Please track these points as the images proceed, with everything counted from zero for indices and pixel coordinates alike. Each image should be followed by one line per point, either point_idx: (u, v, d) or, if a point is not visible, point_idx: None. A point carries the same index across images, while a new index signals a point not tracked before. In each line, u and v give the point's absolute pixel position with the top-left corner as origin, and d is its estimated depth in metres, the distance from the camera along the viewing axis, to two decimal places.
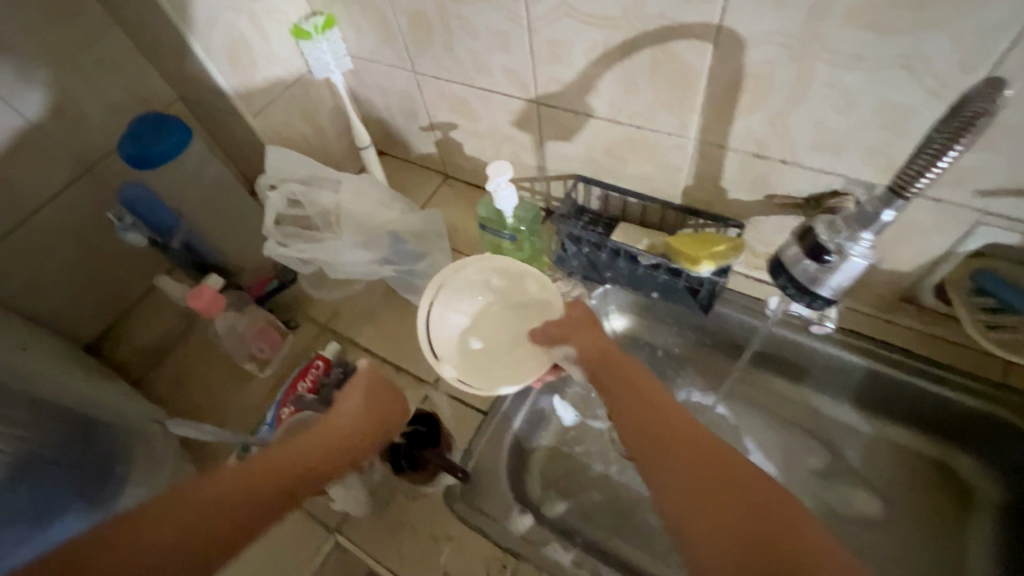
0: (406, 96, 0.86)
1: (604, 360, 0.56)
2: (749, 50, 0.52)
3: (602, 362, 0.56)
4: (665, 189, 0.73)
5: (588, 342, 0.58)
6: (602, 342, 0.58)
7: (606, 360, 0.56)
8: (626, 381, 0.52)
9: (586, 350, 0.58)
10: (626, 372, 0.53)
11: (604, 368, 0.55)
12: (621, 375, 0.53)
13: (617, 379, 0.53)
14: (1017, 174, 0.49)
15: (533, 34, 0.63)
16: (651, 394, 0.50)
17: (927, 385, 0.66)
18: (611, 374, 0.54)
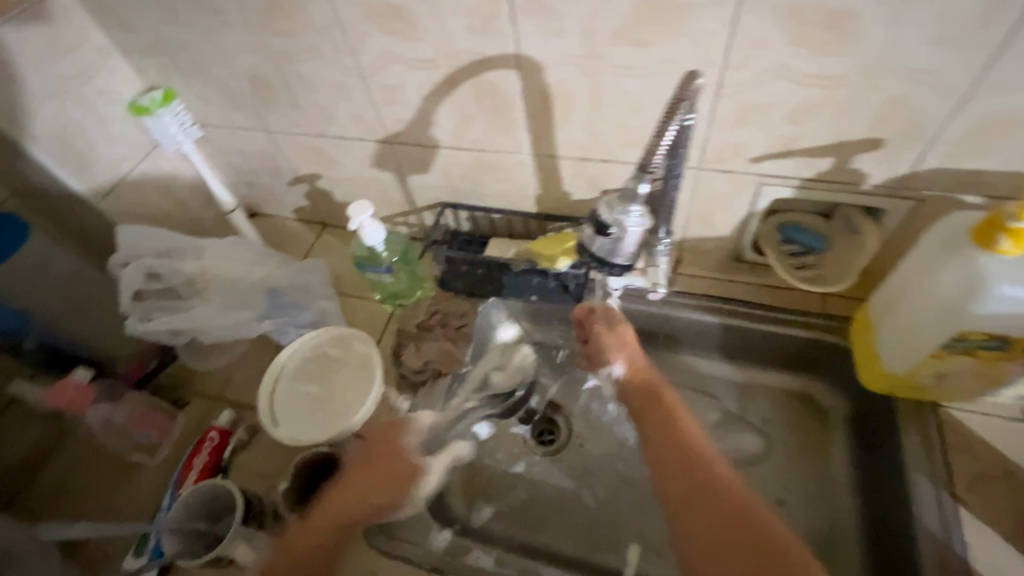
0: (265, 154, 0.88)
1: (625, 392, 0.62)
2: (548, 72, 0.60)
3: (625, 405, 0.62)
4: (522, 202, 0.80)
5: (634, 384, 0.63)
6: (651, 377, 0.63)
7: (646, 395, 0.60)
8: (664, 418, 0.56)
9: (637, 373, 0.63)
10: (669, 421, 0.56)
11: (628, 403, 0.61)
12: (654, 410, 0.58)
13: (654, 413, 0.57)
14: (771, 141, 0.60)
15: (366, 82, 0.68)
16: (687, 441, 0.54)
17: (772, 328, 0.76)
18: (641, 401, 0.60)
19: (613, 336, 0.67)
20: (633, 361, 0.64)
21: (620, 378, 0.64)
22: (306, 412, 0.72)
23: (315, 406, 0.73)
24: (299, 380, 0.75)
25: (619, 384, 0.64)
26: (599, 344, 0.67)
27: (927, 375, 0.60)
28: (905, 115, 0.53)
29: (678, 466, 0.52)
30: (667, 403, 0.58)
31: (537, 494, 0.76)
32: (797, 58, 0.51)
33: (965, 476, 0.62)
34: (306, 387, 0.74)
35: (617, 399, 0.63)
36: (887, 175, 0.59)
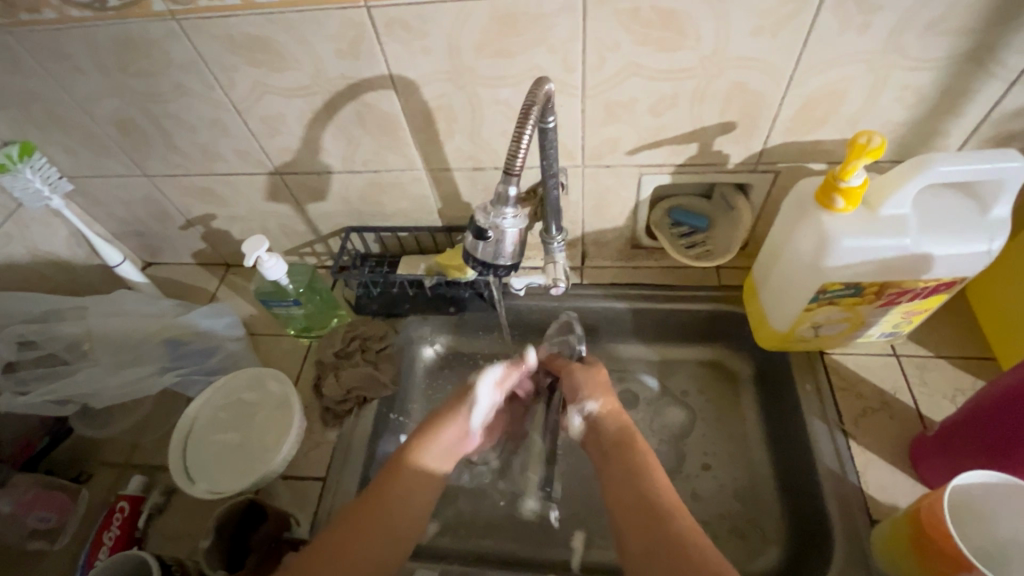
0: (148, 200, 0.83)
1: (600, 433, 0.63)
2: (425, 89, 0.61)
3: (599, 438, 0.63)
4: (426, 218, 0.81)
5: (611, 422, 0.64)
6: (625, 420, 0.64)
7: (621, 436, 0.61)
8: (631, 462, 0.58)
9: (612, 414, 0.64)
10: (632, 460, 0.58)
11: (599, 443, 0.62)
12: (621, 451, 0.60)
13: (622, 454, 0.59)
14: (642, 134, 0.64)
15: (244, 115, 0.67)
16: (646, 483, 0.55)
17: (676, 306, 0.81)
18: (613, 443, 0.61)
19: (589, 376, 0.69)
20: (609, 401, 0.66)
21: (594, 413, 0.65)
22: (226, 465, 0.69)
23: (236, 457, 0.69)
24: (213, 433, 0.71)
25: (591, 420, 0.65)
26: (572, 385, 0.68)
27: (806, 328, 0.67)
28: (748, 99, 0.59)
29: (632, 515, 0.53)
30: (635, 445, 0.60)
31: (479, 503, 0.76)
32: (647, 57, 0.56)
33: (851, 412, 0.69)
34: (222, 439, 0.71)
35: (589, 434, 0.64)
36: (745, 153, 0.66)
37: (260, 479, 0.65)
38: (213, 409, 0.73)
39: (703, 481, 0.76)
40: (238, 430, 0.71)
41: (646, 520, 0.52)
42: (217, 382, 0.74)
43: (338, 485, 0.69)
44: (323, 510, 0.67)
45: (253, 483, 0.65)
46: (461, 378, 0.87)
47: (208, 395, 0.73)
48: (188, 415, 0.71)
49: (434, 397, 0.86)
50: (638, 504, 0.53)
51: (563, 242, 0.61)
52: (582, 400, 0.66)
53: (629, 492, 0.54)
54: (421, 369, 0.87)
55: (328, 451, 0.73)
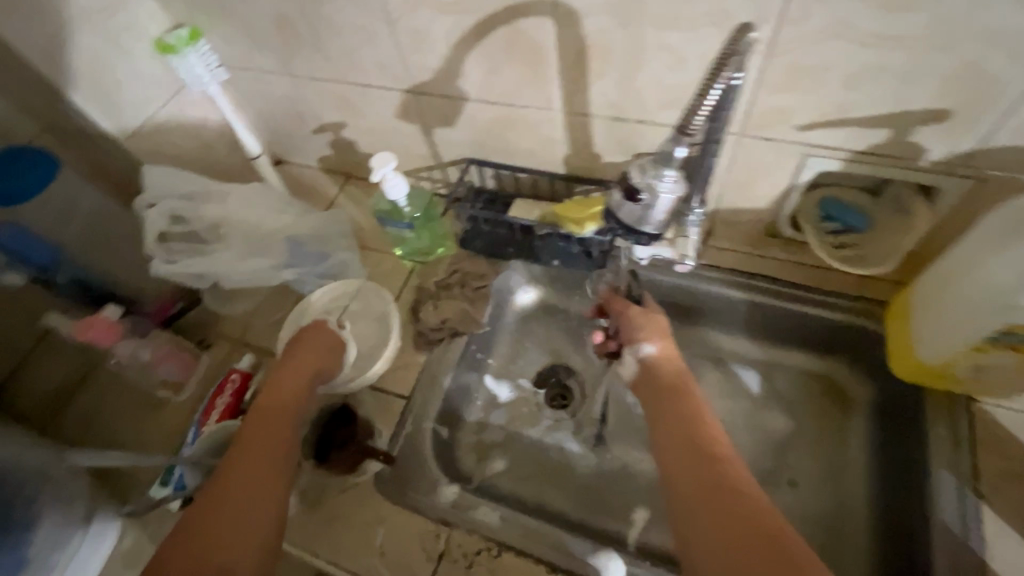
0: (289, 100, 0.86)
1: (653, 376, 0.62)
2: (586, 21, 0.56)
3: (651, 381, 0.62)
4: (549, 162, 0.77)
5: (664, 368, 0.63)
6: (680, 367, 0.63)
7: (674, 382, 0.60)
8: (682, 409, 0.57)
9: (669, 358, 0.63)
10: (683, 408, 0.57)
11: (650, 384, 0.62)
12: (671, 395, 0.59)
13: (671, 400, 0.58)
14: (824, 107, 0.55)
15: (393, 25, 0.65)
16: (697, 429, 0.54)
17: (801, 308, 0.73)
18: (663, 388, 0.60)
19: (649, 316, 0.66)
20: (666, 344, 0.64)
21: (650, 356, 0.63)
22: None
23: None
24: None
25: (644, 363, 0.64)
26: (626, 326, 0.66)
27: (964, 368, 0.57)
28: (977, 85, 0.48)
29: (683, 457, 0.52)
30: (688, 393, 0.59)
31: (544, 456, 0.77)
32: (864, 16, 0.46)
33: (990, 473, 0.60)
34: None
35: (640, 376, 0.64)
36: (948, 151, 0.54)
37: (355, 384, 0.71)
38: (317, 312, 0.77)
39: (784, 495, 0.71)
40: None
41: (700, 465, 0.51)
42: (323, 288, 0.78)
43: (418, 406, 0.72)
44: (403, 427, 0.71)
45: (349, 387, 0.71)
46: (549, 332, 0.86)
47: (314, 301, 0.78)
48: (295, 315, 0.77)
49: (519, 344, 0.86)
50: (688, 446, 0.53)
51: (700, 216, 0.55)
52: (635, 343, 0.64)
53: (678, 435, 0.54)
54: (512, 314, 0.86)
55: (415, 374, 0.76)
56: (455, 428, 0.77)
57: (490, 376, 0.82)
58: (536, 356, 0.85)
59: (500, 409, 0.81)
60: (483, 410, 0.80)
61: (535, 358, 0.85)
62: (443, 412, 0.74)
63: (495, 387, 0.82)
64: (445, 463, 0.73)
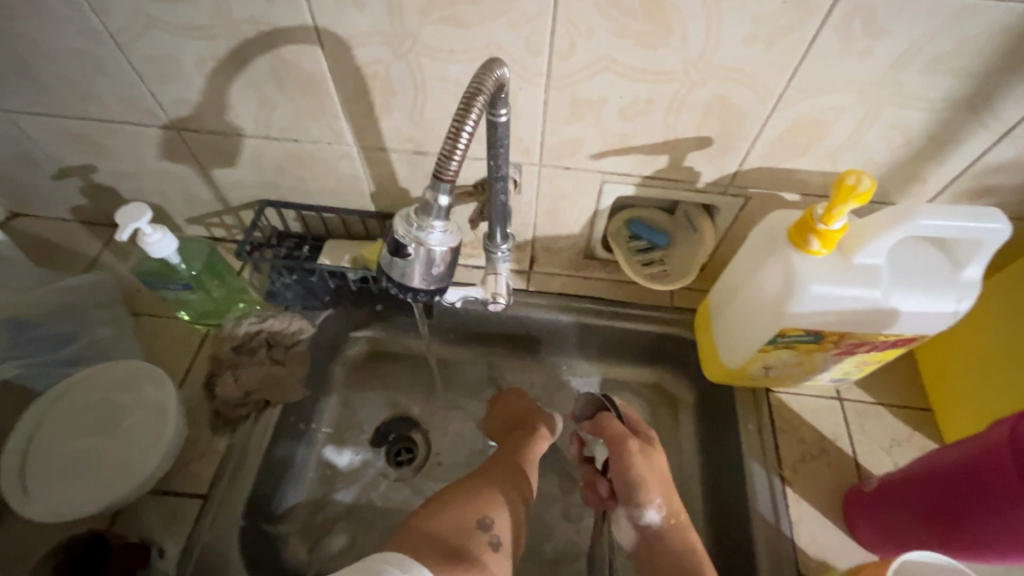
0: (6, 140, 0.67)
1: (656, 550, 0.59)
2: (358, 51, 0.50)
3: (653, 557, 0.59)
4: (356, 200, 0.70)
5: (673, 537, 0.59)
6: (688, 534, 0.59)
7: (681, 561, 0.57)
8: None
9: (675, 522, 0.60)
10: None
11: (654, 564, 0.58)
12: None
13: None
14: (607, 138, 0.56)
15: (125, 51, 0.53)
16: None
17: (629, 325, 0.75)
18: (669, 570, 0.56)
19: (650, 467, 0.60)
20: (668, 503, 0.60)
21: (655, 524, 0.59)
22: (68, 482, 0.57)
23: (84, 473, 0.57)
24: (62, 442, 0.59)
25: (647, 530, 0.60)
26: (627, 492, 0.60)
27: (756, 367, 0.62)
28: (727, 115, 0.53)
29: None
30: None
31: (389, 528, 0.69)
32: (624, 51, 0.48)
33: (790, 457, 0.66)
34: (73, 448, 0.59)
35: (643, 546, 0.60)
36: (718, 173, 0.59)
37: (98, 506, 0.54)
38: (69, 409, 0.61)
39: None
40: (97, 436, 0.59)
41: None
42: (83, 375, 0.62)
43: (220, 508, 0.59)
44: (200, 534, 0.58)
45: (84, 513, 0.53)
46: (385, 383, 0.78)
47: (66, 393, 0.61)
48: (30, 416, 0.59)
49: (352, 402, 0.76)
50: None
51: (508, 253, 0.53)
52: (638, 507, 0.59)
53: None
54: (340, 367, 0.77)
55: (215, 464, 0.63)
56: (278, 518, 0.66)
57: (331, 445, 0.73)
58: (371, 413, 0.76)
59: (333, 481, 0.70)
60: (314, 487, 0.70)
61: (371, 415, 0.76)
62: (257, 504, 0.62)
63: (337, 457, 0.72)
64: (266, 564, 0.61)
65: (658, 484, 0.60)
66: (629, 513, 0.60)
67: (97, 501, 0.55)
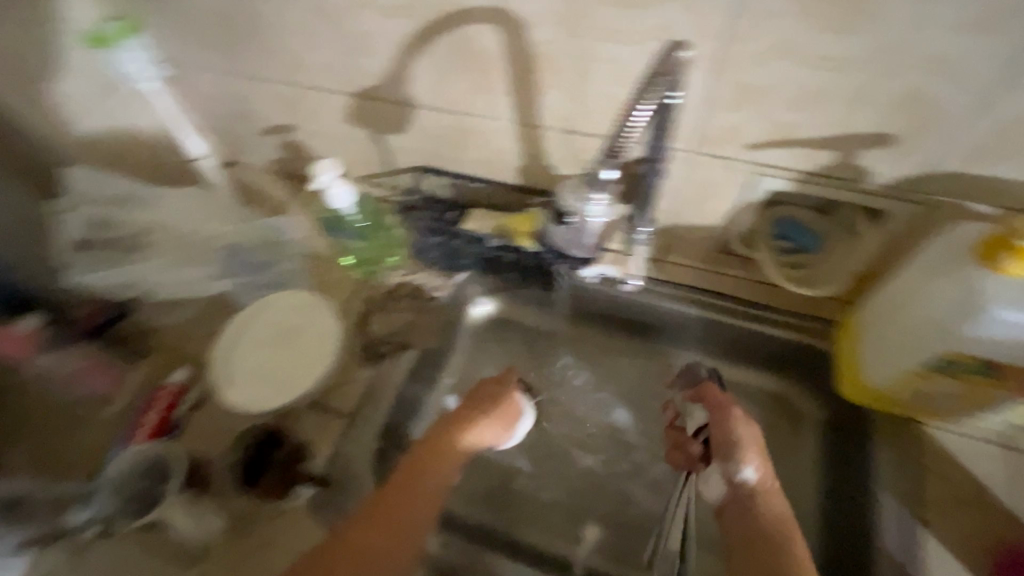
0: (235, 100, 0.82)
1: (752, 505, 0.55)
2: (533, 32, 0.54)
3: (743, 511, 0.55)
4: (503, 173, 0.75)
5: (772, 504, 0.55)
6: (784, 513, 0.54)
7: (779, 526, 0.53)
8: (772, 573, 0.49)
9: (769, 492, 0.56)
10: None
11: (744, 510, 0.55)
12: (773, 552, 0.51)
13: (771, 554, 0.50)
14: (771, 128, 0.54)
15: (337, 27, 0.62)
16: None
17: (754, 327, 0.73)
18: (762, 536, 0.52)
19: (750, 428, 0.59)
20: (768, 469, 0.57)
21: (746, 482, 0.56)
22: (255, 380, 0.70)
23: (265, 376, 0.70)
24: (251, 349, 0.72)
25: (740, 487, 0.57)
26: (724, 430, 0.60)
27: (908, 392, 0.58)
28: (919, 111, 0.48)
29: None
30: (796, 543, 0.51)
31: (495, 479, 0.74)
32: (807, 37, 0.45)
33: (934, 498, 0.60)
34: (259, 354, 0.72)
35: (732, 497, 0.57)
36: (892, 175, 0.54)
37: (271, 404, 0.67)
38: (259, 323, 0.74)
39: None
40: (277, 349, 0.72)
41: None
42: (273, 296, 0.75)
43: (366, 424, 0.71)
44: (345, 446, 0.68)
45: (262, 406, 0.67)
46: (504, 347, 0.83)
47: (261, 309, 0.75)
48: (234, 323, 0.74)
49: (473, 360, 0.83)
50: None
51: (648, 236, 0.54)
52: (734, 461, 0.57)
53: None
54: (466, 328, 0.83)
55: (360, 391, 0.73)
56: (403, 448, 0.74)
57: (451, 395, 0.79)
58: (490, 372, 0.82)
59: None
60: None
61: (489, 374, 0.82)
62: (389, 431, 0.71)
63: (458, 406, 0.79)
64: (390, 483, 0.70)
65: (754, 436, 0.59)
66: (728, 464, 0.58)
67: (269, 400, 0.68)
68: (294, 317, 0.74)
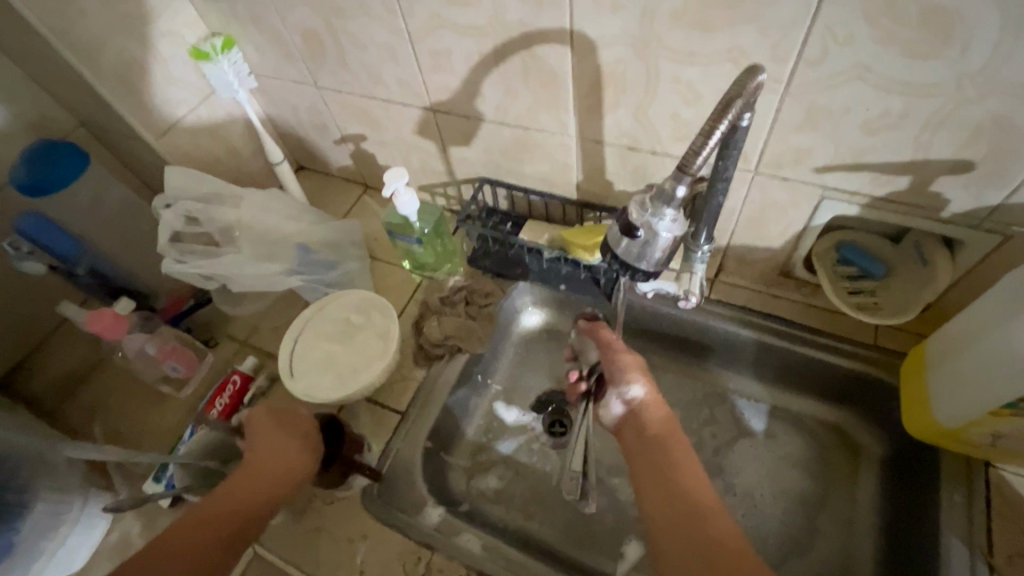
0: (314, 109, 0.88)
1: (641, 422, 0.59)
2: (603, 51, 0.56)
3: (639, 431, 0.58)
4: (562, 187, 0.76)
5: (653, 414, 0.60)
6: (667, 412, 0.60)
7: (662, 431, 0.57)
8: (667, 466, 0.54)
9: (654, 402, 0.61)
10: (671, 470, 0.53)
11: (636, 429, 0.59)
12: (654, 449, 0.56)
13: (658, 451, 0.56)
14: (841, 151, 0.53)
15: (415, 45, 0.66)
16: (683, 482, 0.52)
17: (819, 355, 0.70)
18: (649, 439, 0.57)
19: (632, 356, 0.65)
20: (652, 386, 0.62)
21: (636, 400, 0.61)
22: (318, 373, 0.73)
23: (328, 370, 0.73)
24: (315, 343, 0.76)
25: (631, 407, 0.61)
26: (611, 362, 0.65)
27: (982, 433, 0.54)
28: (1003, 139, 0.46)
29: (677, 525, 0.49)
30: (676, 443, 0.56)
31: (536, 487, 0.74)
32: (884, 61, 0.45)
33: (1007, 548, 0.56)
34: (322, 349, 0.75)
35: (627, 420, 0.61)
36: (971, 203, 0.52)
37: (332, 397, 0.70)
38: (323, 319, 0.78)
39: (785, 551, 0.67)
40: (338, 345, 0.76)
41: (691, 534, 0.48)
42: (338, 294, 0.79)
43: (413, 422, 0.71)
44: (394, 443, 0.70)
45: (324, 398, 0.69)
46: (551, 358, 0.84)
47: (326, 306, 0.79)
48: (302, 318, 0.78)
49: (521, 368, 0.84)
50: (677, 512, 0.50)
51: (707, 254, 0.54)
52: (621, 382, 0.62)
53: (669, 500, 0.51)
54: (514, 337, 0.85)
55: (412, 390, 0.76)
56: (449, 449, 0.76)
57: (502, 402, 0.81)
58: (536, 381, 0.83)
59: (495, 431, 0.79)
60: (479, 432, 0.79)
61: (535, 383, 0.83)
62: (437, 431, 0.73)
63: (505, 413, 0.80)
64: (435, 482, 0.72)
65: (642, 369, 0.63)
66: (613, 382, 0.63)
67: (331, 393, 0.70)
68: (356, 316, 0.78)
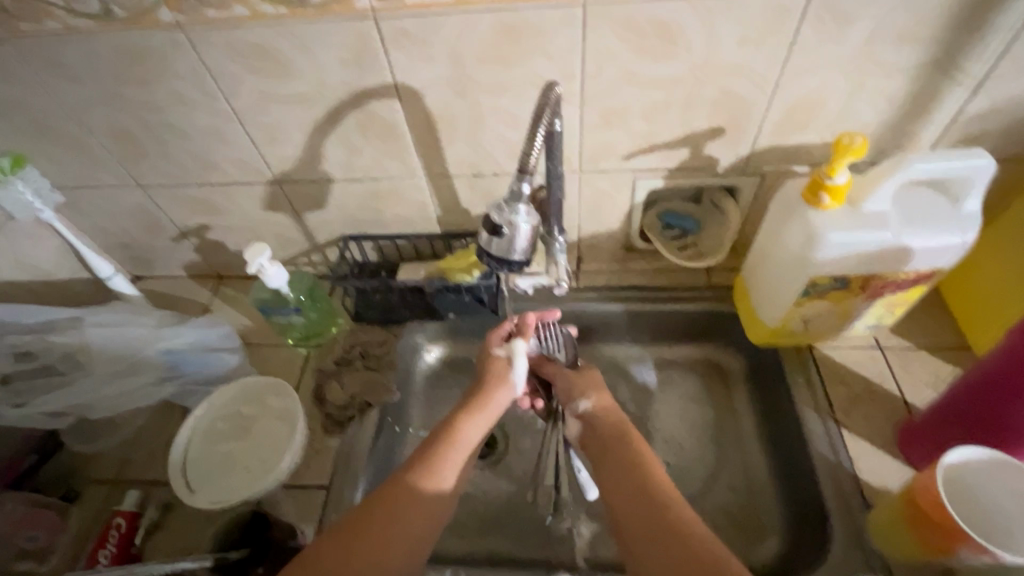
0: (140, 210, 0.82)
1: (595, 430, 0.64)
2: (428, 96, 0.63)
3: (596, 434, 0.64)
4: (424, 225, 0.82)
5: (605, 419, 0.65)
6: (620, 417, 0.65)
7: (615, 432, 0.63)
8: (627, 456, 0.59)
9: (607, 411, 0.66)
10: (629, 458, 0.59)
11: (595, 438, 0.63)
12: (615, 447, 0.61)
13: (616, 448, 0.61)
14: (635, 139, 0.67)
15: (243, 124, 0.68)
16: (642, 472, 0.57)
17: (675, 306, 0.83)
18: (607, 437, 0.62)
19: (584, 375, 0.71)
20: (601, 398, 0.67)
21: (590, 412, 0.66)
22: (220, 480, 0.67)
23: (230, 472, 0.68)
24: (210, 450, 0.70)
25: (586, 418, 0.66)
26: (567, 385, 0.70)
27: (796, 321, 0.70)
28: (735, 106, 0.63)
29: (630, 505, 0.54)
30: (631, 438, 0.61)
31: (482, 509, 0.76)
32: (641, 66, 0.59)
33: (842, 402, 0.72)
34: (220, 453, 0.69)
35: (585, 433, 0.65)
36: (734, 157, 0.69)
37: (242, 496, 0.64)
38: (212, 422, 0.72)
39: (702, 476, 0.77)
40: (236, 443, 0.70)
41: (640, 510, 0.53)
42: (220, 389, 0.74)
43: (342, 491, 0.69)
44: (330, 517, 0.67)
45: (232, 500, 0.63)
46: (459, 385, 0.87)
47: (210, 406, 0.73)
48: (185, 427, 0.71)
49: (435, 404, 0.85)
50: (634, 492, 0.55)
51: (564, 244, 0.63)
52: (572, 399, 0.68)
53: (626, 482, 0.56)
54: (418, 377, 0.86)
55: (331, 461, 0.72)
56: None
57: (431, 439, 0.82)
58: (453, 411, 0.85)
59: None
60: None
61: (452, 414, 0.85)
62: (370, 491, 0.71)
63: None
64: None
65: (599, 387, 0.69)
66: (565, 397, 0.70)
67: (241, 493, 0.64)
68: (247, 406, 0.73)
